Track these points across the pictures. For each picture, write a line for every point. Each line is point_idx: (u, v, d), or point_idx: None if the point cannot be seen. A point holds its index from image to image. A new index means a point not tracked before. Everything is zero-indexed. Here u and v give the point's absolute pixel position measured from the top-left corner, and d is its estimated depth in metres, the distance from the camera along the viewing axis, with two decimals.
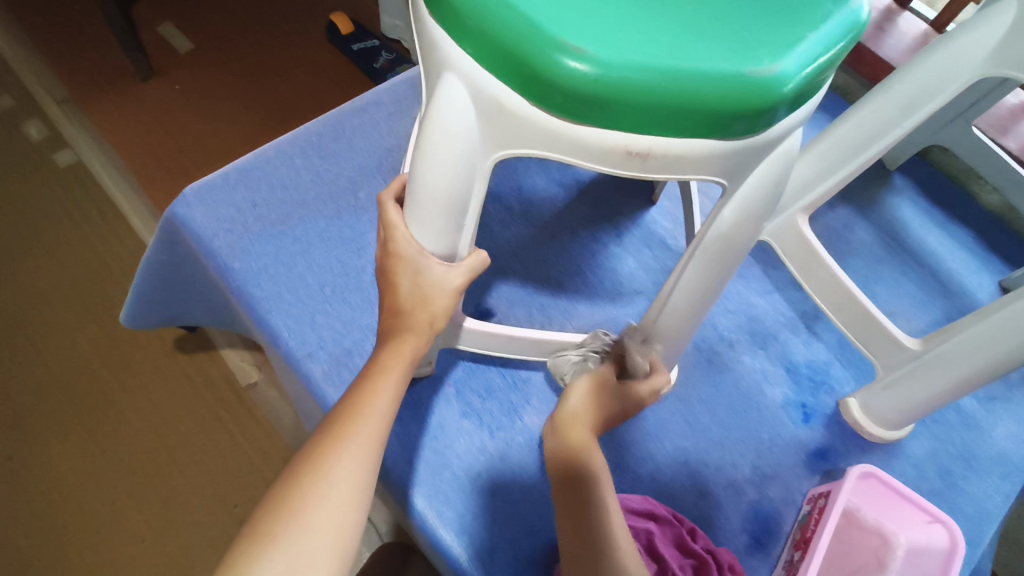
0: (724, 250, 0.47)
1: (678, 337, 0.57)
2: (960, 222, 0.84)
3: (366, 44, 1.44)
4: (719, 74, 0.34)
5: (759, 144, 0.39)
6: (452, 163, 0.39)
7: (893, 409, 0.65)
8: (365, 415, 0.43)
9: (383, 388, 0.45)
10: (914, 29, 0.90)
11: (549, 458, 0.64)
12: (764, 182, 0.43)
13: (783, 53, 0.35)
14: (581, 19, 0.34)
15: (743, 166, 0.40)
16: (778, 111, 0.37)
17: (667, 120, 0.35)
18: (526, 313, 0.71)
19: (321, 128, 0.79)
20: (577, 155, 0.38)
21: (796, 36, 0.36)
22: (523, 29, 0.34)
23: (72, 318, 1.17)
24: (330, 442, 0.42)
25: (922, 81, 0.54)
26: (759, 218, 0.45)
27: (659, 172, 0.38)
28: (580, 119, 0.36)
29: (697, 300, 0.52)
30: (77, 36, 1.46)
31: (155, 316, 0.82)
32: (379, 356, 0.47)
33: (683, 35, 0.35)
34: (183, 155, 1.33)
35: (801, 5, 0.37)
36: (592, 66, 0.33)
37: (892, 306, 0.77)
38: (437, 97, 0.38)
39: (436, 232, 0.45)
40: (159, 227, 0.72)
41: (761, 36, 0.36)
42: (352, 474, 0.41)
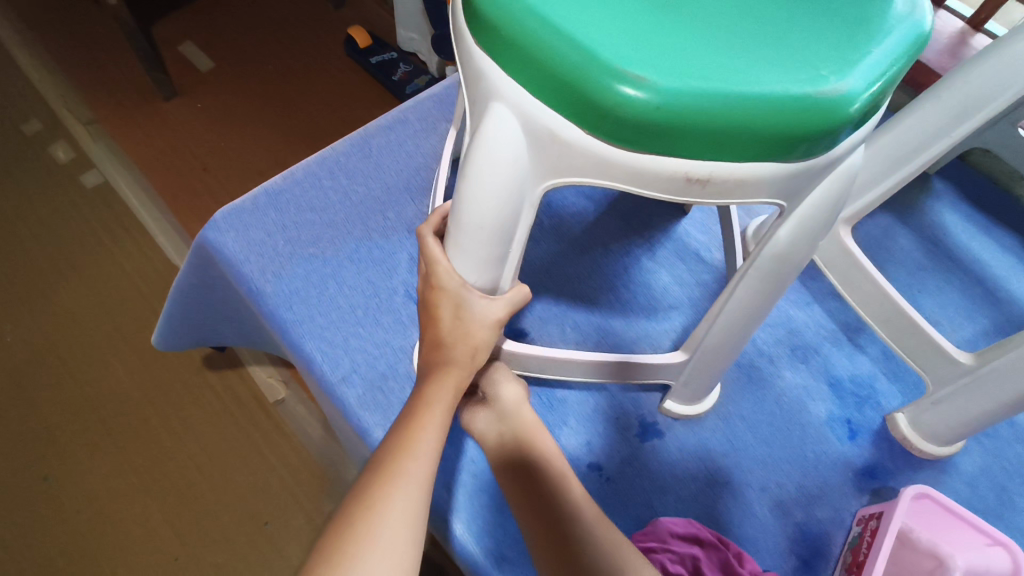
0: (777, 269, 0.45)
1: (724, 357, 0.56)
2: (1005, 225, 0.81)
3: (384, 57, 1.45)
4: (783, 97, 0.33)
5: (820, 165, 0.37)
6: (501, 193, 0.38)
7: (944, 425, 0.63)
8: (413, 450, 0.43)
9: (428, 422, 0.45)
10: (950, 27, 0.87)
11: (588, 480, 0.63)
12: (822, 203, 0.41)
13: (847, 71, 0.34)
14: (637, 45, 0.33)
15: (801, 189, 0.39)
16: (841, 131, 0.35)
17: (726, 146, 0.34)
18: (560, 331, 0.70)
19: (348, 147, 0.78)
20: (631, 182, 0.37)
21: (859, 52, 0.34)
22: (575, 57, 0.33)
23: (103, 338, 1.18)
24: (379, 482, 0.41)
25: (973, 90, 0.52)
26: (815, 238, 0.43)
27: (717, 197, 0.37)
28: (633, 146, 0.35)
29: (743, 321, 0.50)
30: (101, 57, 1.48)
31: (187, 338, 0.82)
32: (422, 392, 0.47)
33: (743, 57, 0.33)
34: (207, 173, 1.35)
35: (861, 19, 0.36)
36: (652, 93, 0.32)
37: (936, 316, 0.74)
38: (485, 127, 0.37)
39: (479, 263, 0.45)
40: (190, 252, 0.72)
41: (824, 54, 0.34)
42: (407, 513, 0.40)
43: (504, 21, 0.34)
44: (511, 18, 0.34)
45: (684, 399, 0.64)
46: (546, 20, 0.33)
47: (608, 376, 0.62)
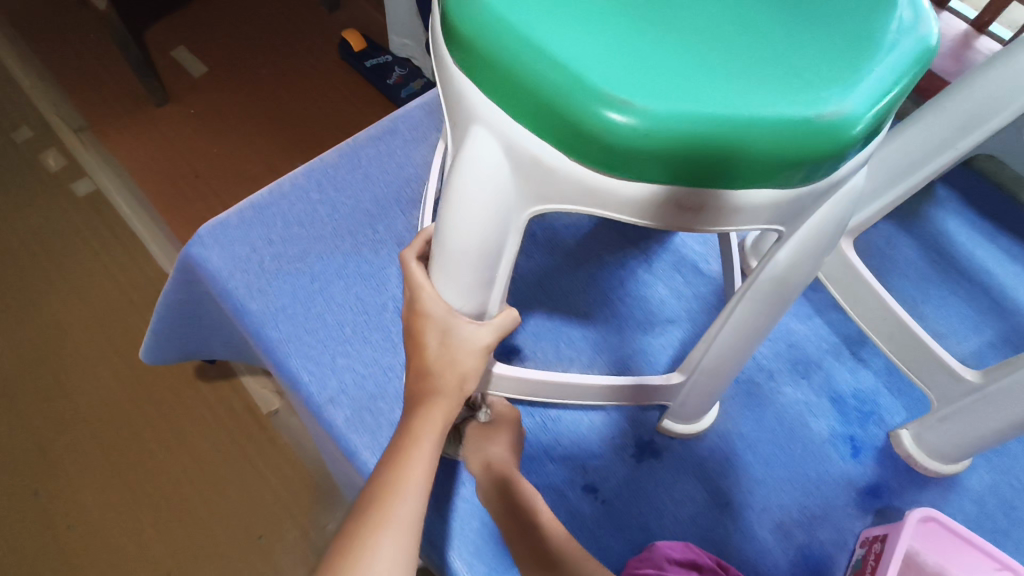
0: (776, 291, 0.43)
1: (724, 378, 0.54)
2: (1011, 232, 0.79)
3: (379, 61, 1.44)
4: (778, 120, 0.31)
5: (819, 188, 0.35)
6: (484, 220, 0.37)
7: (949, 443, 0.61)
8: (402, 489, 0.41)
9: (416, 457, 0.43)
10: (953, 30, 0.85)
11: (584, 503, 0.61)
12: (823, 225, 0.39)
13: (848, 91, 0.32)
14: (624, 66, 0.31)
15: (800, 212, 0.37)
16: (842, 155, 0.33)
17: (720, 172, 0.32)
18: (554, 348, 0.68)
19: (336, 158, 0.76)
20: (620, 209, 0.35)
21: (861, 71, 0.32)
22: (558, 81, 0.31)
23: (93, 350, 1.16)
24: (366, 527, 0.40)
25: (981, 100, 0.49)
26: (816, 260, 0.41)
27: (711, 223, 0.35)
28: (622, 173, 0.33)
29: (742, 343, 0.49)
30: (91, 63, 1.46)
31: (174, 354, 0.80)
32: (409, 423, 0.45)
33: (737, 78, 0.31)
34: (199, 180, 1.33)
35: (864, 34, 0.34)
36: (639, 118, 0.30)
37: (941, 327, 0.72)
38: (465, 152, 0.35)
39: (465, 289, 0.43)
40: (174, 268, 0.70)
41: (823, 73, 0.32)
42: (394, 562, 0.39)
43: (485, 41, 0.32)
44: (492, 38, 0.32)
45: (682, 419, 0.62)
46: (528, 39, 0.32)
47: (603, 395, 0.60)
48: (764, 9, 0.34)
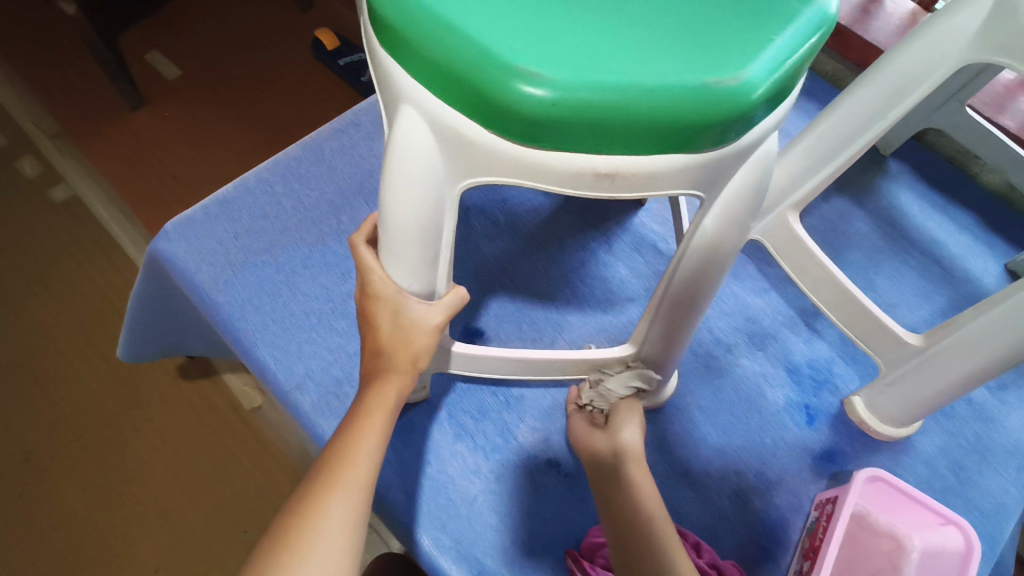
0: (709, 259, 0.45)
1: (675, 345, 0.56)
2: (961, 205, 0.82)
3: (353, 59, 1.46)
4: (682, 88, 0.32)
5: (730, 154, 0.38)
6: (418, 196, 0.38)
7: (899, 406, 0.63)
8: (354, 457, 0.43)
9: (369, 430, 0.45)
10: (901, 10, 0.88)
11: (547, 477, 0.63)
12: (742, 191, 0.41)
13: (748, 59, 0.34)
14: (534, 42, 0.32)
15: (716, 178, 0.39)
16: (749, 118, 0.35)
17: (636, 138, 0.34)
18: (517, 329, 0.69)
19: (300, 152, 0.78)
20: (543, 179, 0.37)
21: (761, 39, 0.34)
22: (474, 57, 0.32)
23: (75, 353, 1.17)
24: (317, 493, 0.41)
25: (905, 71, 0.52)
26: (742, 226, 0.43)
27: (630, 189, 0.37)
28: (542, 143, 0.34)
29: (685, 312, 0.51)
30: (65, 70, 1.46)
31: (148, 350, 0.81)
32: (363, 399, 0.47)
33: (643, 50, 0.33)
34: (176, 182, 1.34)
35: (766, 5, 0.36)
36: (550, 90, 0.32)
37: (895, 297, 0.74)
38: (396, 130, 0.37)
39: (411, 269, 0.44)
40: (143, 265, 0.71)
41: (726, 43, 0.34)
42: (343, 522, 0.40)
43: (405, 23, 0.34)
44: (410, 21, 0.34)
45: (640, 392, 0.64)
46: (443, 20, 0.33)
47: (562, 369, 0.62)
48: None
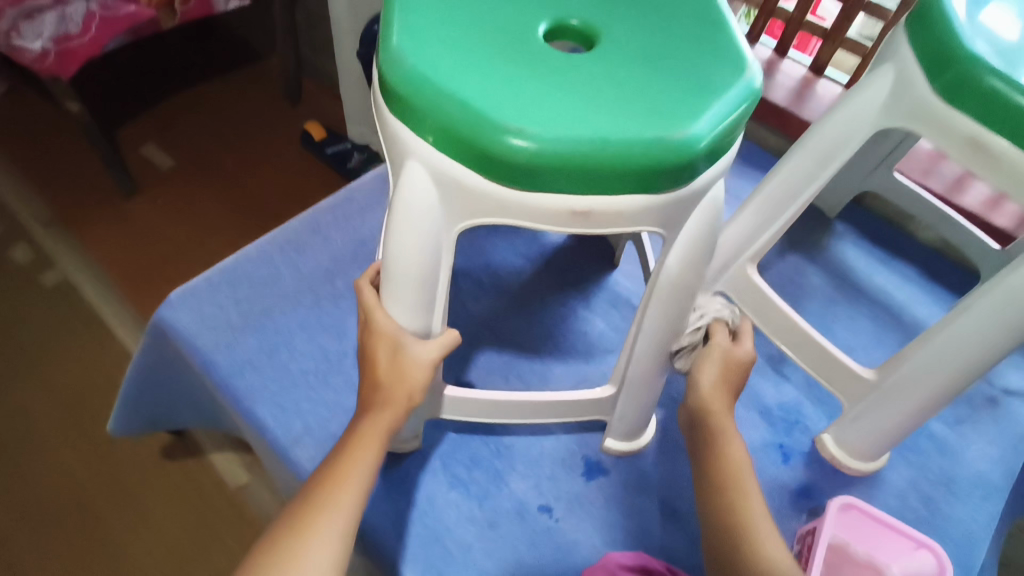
0: (677, 294, 0.51)
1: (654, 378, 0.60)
2: (903, 259, 0.90)
3: (339, 147, 1.56)
4: (640, 140, 0.40)
5: (685, 197, 0.44)
6: (421, 236, 0.44)
7: (867, 440, 0.67)
8: (343, 485, 0.46)
9: (360, 459, 0.48)
10: (830, 94, 1.03)
11: (540, 522, 0.65)
12: (698, 231, 0.48)
13: (691, 119, 0.41)
14: (519, 107, 0.40)
15: (675, 217, 0.46)
16: (695, 167, 0.42)
17: (606, 182, 0.41)
18: (502, 378, 0.74)
19: (297, 225, 0.84)
20: (529, 219, 0.43)
21: (701, 105, 0.42)
22: (469, 116, 0.39)
23: (57, 436, 1.16)
24: (304, 521, 0.44)
25: (834, 138, 0.60)
26: (703, 264, 0.50)
27: (601, 226, 0.43)
28: (526, 186, 0.41)
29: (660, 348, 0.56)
30: (63, 162, 1.54)
31: (141, 420, 0.83)
32: (358, 429, 0.50)
33: (606, 113, 0.41)
34: (168, 265, 1.39)
35: (701, 80, 0.44)
36: (533, 141, 0.39)
37: (851, 342, 0.81)
38: (402, 180, 0.43)
39: (410, 308, 0.49)
40: (146, 332, 0.75)
41: (673, 108, 0.42)
42: (331, 541, 0.44)
43: (410, 91, 0.41)
44: (414, 89, 0.41)
45: (626, 436, 0.67)
46: (442, 90, 0.40)
47: (555, 411, 0.64)
48: (624, 66, 0.44)
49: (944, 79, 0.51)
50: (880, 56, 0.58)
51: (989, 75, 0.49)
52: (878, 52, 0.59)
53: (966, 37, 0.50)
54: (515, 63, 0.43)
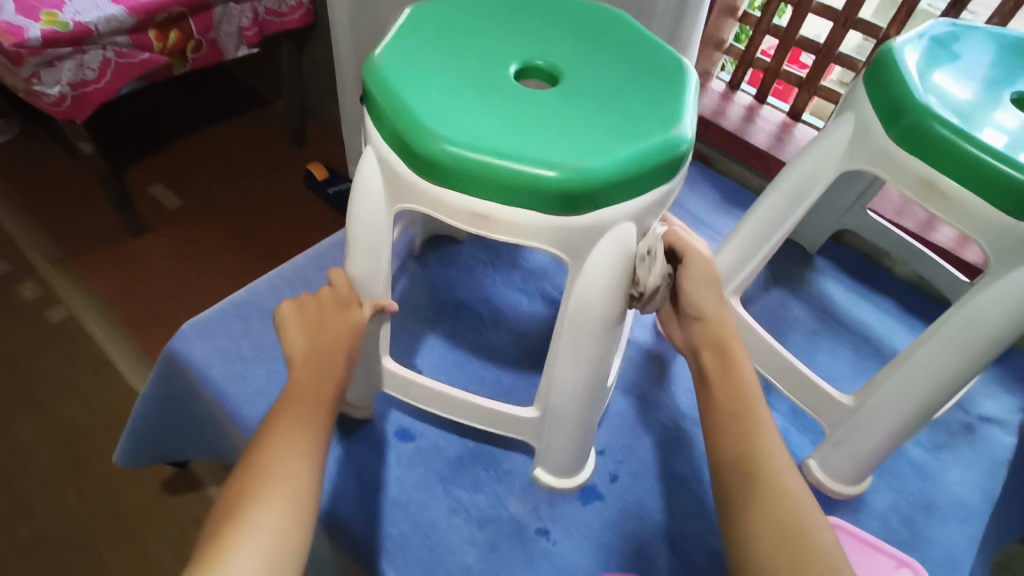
0: (583, 324, 0.55)
1: (580, 411, 0.61)
2: (881, 292, 0.95)
3: (341, 187, 1.63)
4: (534, 161, 0.47)
5: (578, 225, 0.50)
6: (368, 206, 0.56)
7: (848, 464, 0.71)
8: (266, 482, 0.45)
9: (278, 456, 0.47)
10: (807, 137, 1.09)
11: (539, 544, 0.67)
12: (600, 266, 0.52)
13: (592, 155, 0.48)
14: (452, 123, 0.49)
15: (576, 244, 0.51)
16: (591, 198, 0.48)
17: (503, 192, 0.48)
18: (443, 371, 0.79)
19: (306, 260, 0.88)
20: (438, 212, 0.51)
21: (612, 146, 0.49)
22: (513, 155, 0.47)
23: (59, 470, 1.17)
24: (232, 525, 0.42)
25: (802, 180, 0.66)
26: (608, 299, 0.53)
27: (493, 229, 0.50)
28: (581, 211, 0.49)
29: (573, 378, 0.59)
30: (71, 202, 1.58)
31: (148, 451, 0.86)
32: (272, 431, 0.50)
33: (522, 139, 0.48)
34: (172, 301, 1.42)
35: (629, 128, 0.50)
36: (447, 145, 0.47)
37: (834, 372, 0.85)
38: (362, 162, 0.56)
39: (363, 272, 0.60)
40: (159, 363, 0.78)
41: (584, 143, 0.49)
42: (298, 421, 0.50)
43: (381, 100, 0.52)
44: (384, 99, 0.51)
45: (554, 469, 0.69)
46: (401, 104, 0.50)
47: (514, 429, 0.66)
48: (569, 108, 0.52)
49: (898, 127, 0.57)
50: (842, 107, 0.65)
51: (937, 124, 0.54)
52: (840, 104, 0.66)
53: (918, 91, 0.56)
54: (519, 103, 0.52)
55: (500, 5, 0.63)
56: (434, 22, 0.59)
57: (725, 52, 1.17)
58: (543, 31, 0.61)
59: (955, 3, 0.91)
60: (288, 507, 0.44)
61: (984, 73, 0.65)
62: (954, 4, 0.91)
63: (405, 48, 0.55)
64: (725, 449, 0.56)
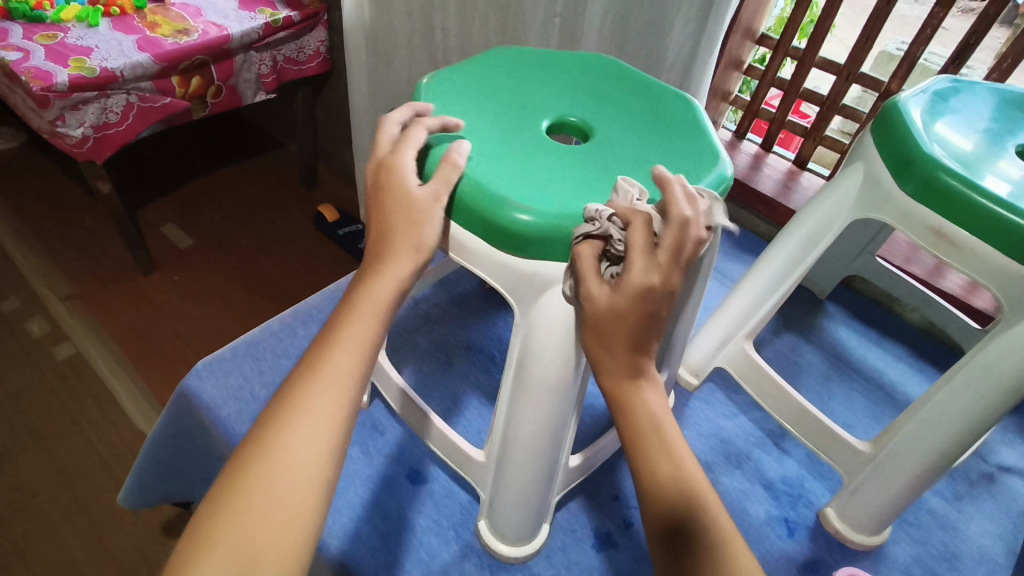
0: (527, 383, 0.51)
1: (523, 474, 0.57)
2: (892, 338, 0.95)
3: (351, 229, 1.66)
4: (490, 192, 0.46)
5: (524, 270, 0.48)
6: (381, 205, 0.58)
7: (867, 513, 0.69)
8: (324, 386, 0.40)
9: (348, 354, 0.42)
10: (813, 185, 1.11)
11: None
12: (547, 323, 0.49)
13: (548, 204, 0.46)
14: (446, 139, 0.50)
15: (522, 289, 0.49)
16: (537, 246, 0.46)
17: (459, 213, 0.48)
18: (445, 407, 0.79)
19: (320, 301, 0.90)
20: None
21: (579, 201, 0.47)
22: (483, 195, 0.47)
23: (57, 510, 1.15)
24: (278, 429, 0.38)
25: (814, 225, 0.67)
26: (557, 361, 0.49)
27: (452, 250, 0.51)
28: (532, 254, 0.47)
29: (519, 438, 0.55)
30: (85, 240, 1.60)
31: (151, 492, 0.85)
32: (345, 314, 0.44)
33: (497, 170, 0.48)
34: (180, 340, 1.42)
35: (614, 190, 0.48)
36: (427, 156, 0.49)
37: (850, 419, 0.84)
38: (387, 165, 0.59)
39: None
40: (170, 402, 0.78)
41: (557, 189, 0.48)
42: (311, 455, 0.38)
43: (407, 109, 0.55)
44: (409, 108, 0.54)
45: (503, 535, 0.65)
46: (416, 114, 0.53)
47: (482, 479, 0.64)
48: (572, 154, 0.51)
49: (908, 177, 0.58)
50: (851, 156, 0.67)
51: (944, 173, 0.55)
52: (848, 153, 0.68)
53: (924, 142, 0.58)
54: (526, 156, 0.50)
55: (560, 54, 0.63)
56: (487, 65, 0.60)
57: (731, 103, 1.20)
58: (601, 90, 0.59)
59: (955, 59, 0.94)
60: (320, 469, 0.38)
61: (986, 126, 0.67)
62: (955, 60, 0.94)
63: (444, 76, 0.57)
64: (664, 497, 0.40)
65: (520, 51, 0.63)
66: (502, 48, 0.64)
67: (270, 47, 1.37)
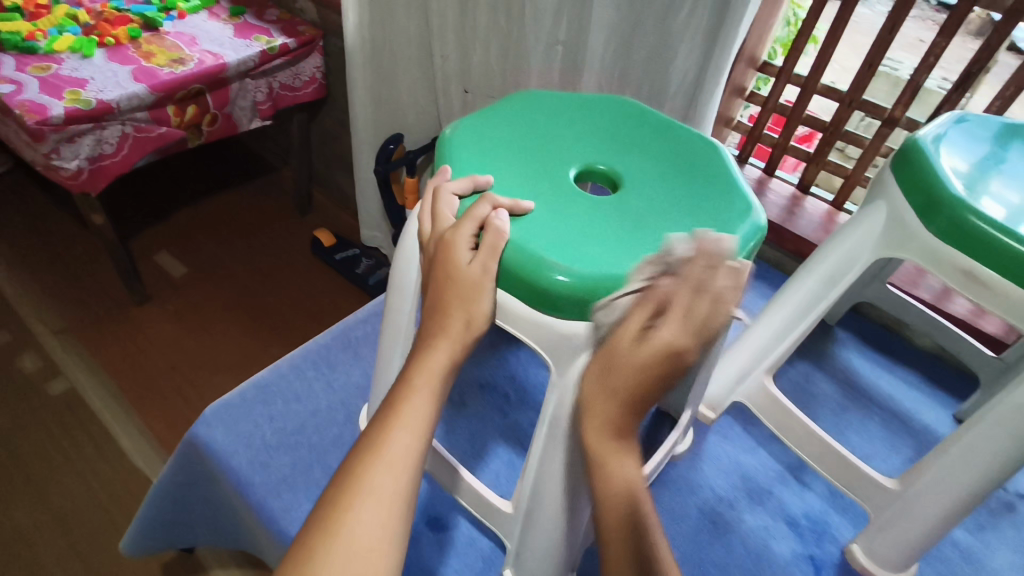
0: (561, 436, 0.50)
1: (552, 527, 0.55)
2: (904, 365, 0.95)
3: (347, 253, 1.65)
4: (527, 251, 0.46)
5: (563, 328, 0.48)
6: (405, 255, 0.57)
7: (895, 551, 0.68)
8: (388, 462, 0.42)
9: (409, 429, 0.44)
10: (818, 210, 1.12)
11: None
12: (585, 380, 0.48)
13: (587, 263, 0.46)
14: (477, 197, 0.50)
15: (560, 347, 0.49)
16: (576, 305, 0.46)
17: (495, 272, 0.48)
18: (461, 449, 0.78)
19: (329, 339, 0.88)
20: None
21: (616, 259, 0.46)
22: (520, 253, 0.46)
23: (53, 556, 1.11)
24: (343, 506, 0.39)
25: (835, 263, 0.67)
26: None
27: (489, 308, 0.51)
28: (570, 314, 0.47)
29: (550, 493, 0.53)
30: (78, 271, 1.57)
31: (157, 540, 0.82)
32: (404, 389, 0.46)
33: (531, 228, 0.48)
34: (176, 373, 1.40)
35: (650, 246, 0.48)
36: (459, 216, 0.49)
37: (868, 450, 0.83)
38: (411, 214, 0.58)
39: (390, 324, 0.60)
40: (177, 451, 0.76)
41: (592, 246, 0.47)
42: (373, 539, 0.38)
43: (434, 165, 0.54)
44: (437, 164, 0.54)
45: None
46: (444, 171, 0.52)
47: (507, 529, 0.62)
48: (603, 206, 0.51)
49: (933, 217, 0.58)
50: (870, 194, 0.67)
51: (971, 216, 0.55)
52: (868, 190, 0.68)
53: (948, 183, 0.58)
54: (558, 209, 0.50)
55: (580, 97, 0.63)
56: (509, 111, 0.59)
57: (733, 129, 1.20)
58: (625, 135, 0.59)
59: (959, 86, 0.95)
60: (383, 547, 0.38)
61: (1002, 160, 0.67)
62: (958, 87, 0.95)
63: (468, 127, 0.57)
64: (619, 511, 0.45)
65: (542, 95, 0.62)
66: (521, 92, 0.63)
67: (266, 74, 1.36)
